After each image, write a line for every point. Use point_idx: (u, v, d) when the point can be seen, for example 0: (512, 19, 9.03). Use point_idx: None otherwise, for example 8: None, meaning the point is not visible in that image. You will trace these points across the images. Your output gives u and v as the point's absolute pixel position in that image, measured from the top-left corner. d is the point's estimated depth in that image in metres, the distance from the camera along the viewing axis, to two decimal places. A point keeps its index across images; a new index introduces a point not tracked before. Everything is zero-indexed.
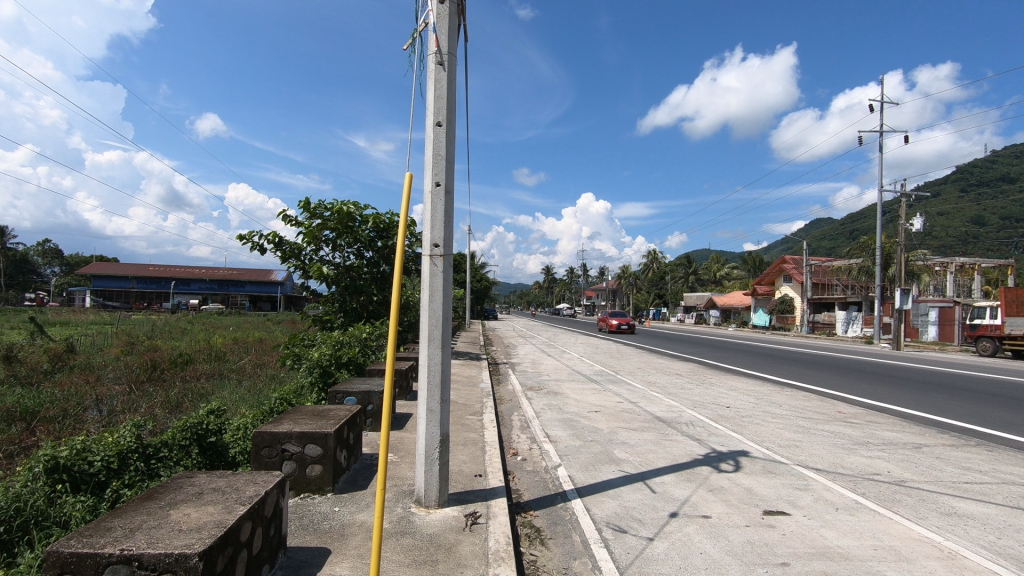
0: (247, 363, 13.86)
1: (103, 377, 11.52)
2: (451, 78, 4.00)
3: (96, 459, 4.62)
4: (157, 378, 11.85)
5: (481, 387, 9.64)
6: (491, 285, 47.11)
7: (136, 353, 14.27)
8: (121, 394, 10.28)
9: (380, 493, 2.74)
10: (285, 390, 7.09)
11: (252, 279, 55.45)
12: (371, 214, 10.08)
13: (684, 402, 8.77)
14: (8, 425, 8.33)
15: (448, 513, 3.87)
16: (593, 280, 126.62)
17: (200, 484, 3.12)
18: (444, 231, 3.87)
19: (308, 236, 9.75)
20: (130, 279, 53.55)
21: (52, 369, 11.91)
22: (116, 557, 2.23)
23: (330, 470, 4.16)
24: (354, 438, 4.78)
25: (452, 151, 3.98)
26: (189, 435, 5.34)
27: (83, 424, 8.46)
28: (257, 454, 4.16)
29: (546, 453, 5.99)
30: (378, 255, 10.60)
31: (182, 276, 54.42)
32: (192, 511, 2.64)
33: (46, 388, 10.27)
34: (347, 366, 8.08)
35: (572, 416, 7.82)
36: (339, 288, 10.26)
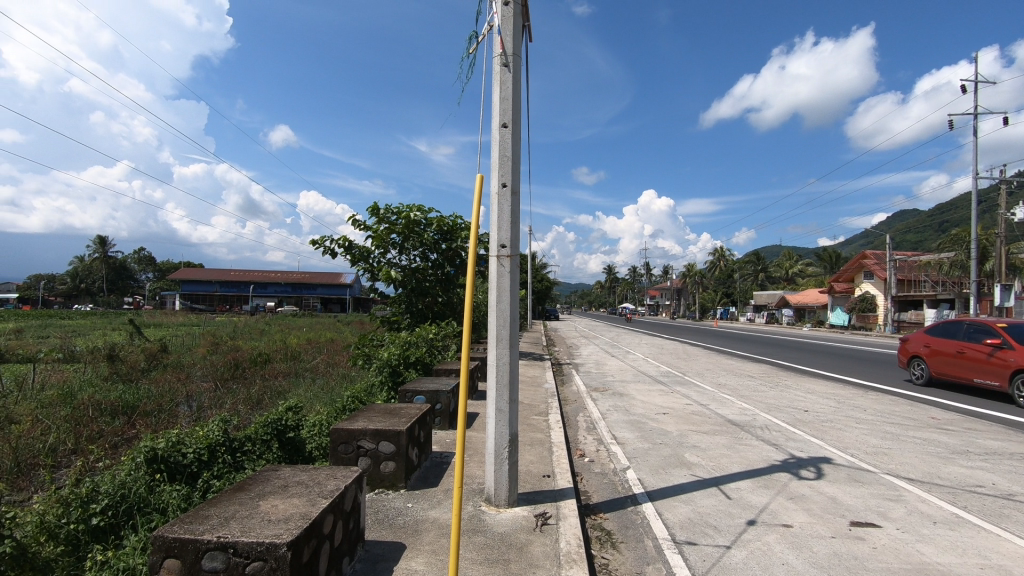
0: (320, 363, 14.50)
1: (192, 375, 12.38)
2: (516, 79, 4.01)
3: (188, 451, 5.02)
4: (239, 376, 12.62)
5: (545, 387, 9.62)
6: (553, 285, 47.07)
7: (220, 353, 15.24)
8: (208, 391, 11.03)
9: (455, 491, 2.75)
10: (356, 389, 7.35)
11: (323, 282, 58.16)
12: (435, 218, 10.28)
13: (757, 406, 8.41)
14: (112, 418, 9.13)
15: (518, 513, 3.89)
16: (657, 278, 123.09)
17: (284, 477, 3.27)
18: (511, 231, 3.88)
19: (376, 241, 10.06)
20: (214, 283, 57.32)
21: (148, 367, 12.92)
22: (213, 543, 2.37)
23: (403, 468, 4.26)
24: (425, 436, 4.89)
25: (518, 151, 3.99)
26: (270, 431, 5.66)
27: (175, 419, 9.14)
28: (334, 451, 4.33)
29: (614, 455, 5.89)
30: (442, 257, 10.78)
31: (260, 280, 57.66)
32: (279, 502, 2.77)
33: (143, 385, 11.15)
34: (415, 365, 8.27)
35: (639, 417, 7.67)
36: (405, 290, 10.56)
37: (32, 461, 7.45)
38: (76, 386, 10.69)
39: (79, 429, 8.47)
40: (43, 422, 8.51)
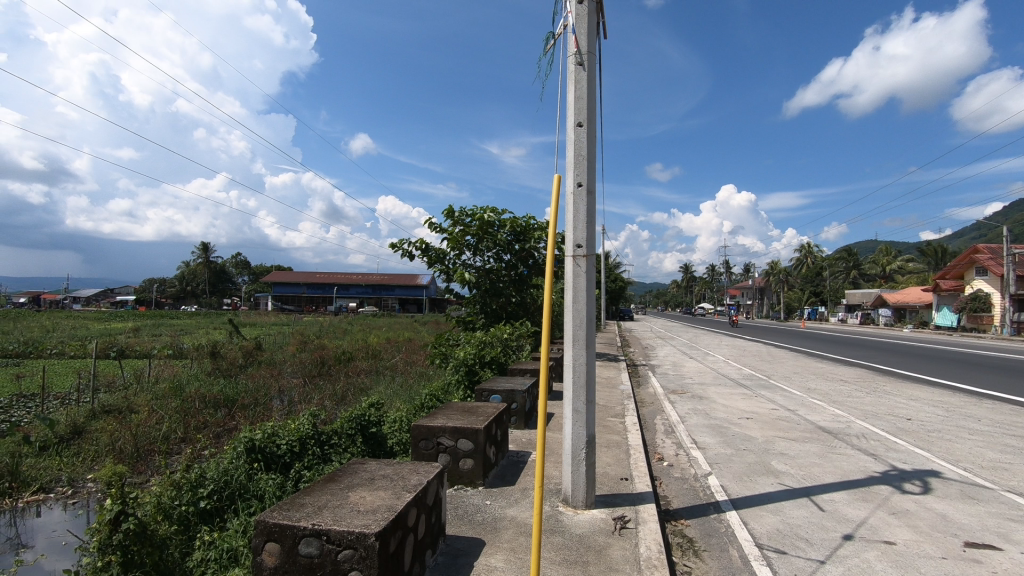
0: (399, 361, 15.05)
1: (284, 371, 13.23)
2: (590, 78, 3.97)
3: (282, 443, 5.38)
4: (325, 373, 13.34)
5: (621, 388, 9.47)
6: (627, 285, 46.22)
7: (308, 351, 16.18)
8: (298, 387, 11.74)
9: (535, 491, 2.76)
10: (434, 388, 7.56)
11: (401, 283, 60.36)
12: (508, 219, 10.37)
13: (852, 412, 7.85)
14: (215, 410, 9.93)
15: (596, 515, 3.85)
16: (738, 277, 117.78)
17: (370, 470, 3.41)
18: (587, 231, 3.85)
19: (452, 242, 10.29)
20: (301, 285, 60.80)
21: (245, 364, 13.93)
22: (308, 530, 2.51)
23: (481, 465, 4.34)
24: (502, 434, 4.95)
25: (593, 150, 3.96)
26: (354, 425, 5.93)
27: (270, 412, 9.80)
28: (416, 446, 4.48)
29: (694, 460, 5.70)
30: (516, 258, 10.85)
31: (343, 282, 60.68)
32: (366, 494, 2.90)
33: (241, 380, 12.05)
34: (490, 365, 8.39)
35: (721, 422, 7.37)
36: (480, 291, 10.73)
37: (150, 447, 8.26)
38: (184, 380, 11.72)
39: (188, 419, 9.28)
40: (158, 412, 9.40)
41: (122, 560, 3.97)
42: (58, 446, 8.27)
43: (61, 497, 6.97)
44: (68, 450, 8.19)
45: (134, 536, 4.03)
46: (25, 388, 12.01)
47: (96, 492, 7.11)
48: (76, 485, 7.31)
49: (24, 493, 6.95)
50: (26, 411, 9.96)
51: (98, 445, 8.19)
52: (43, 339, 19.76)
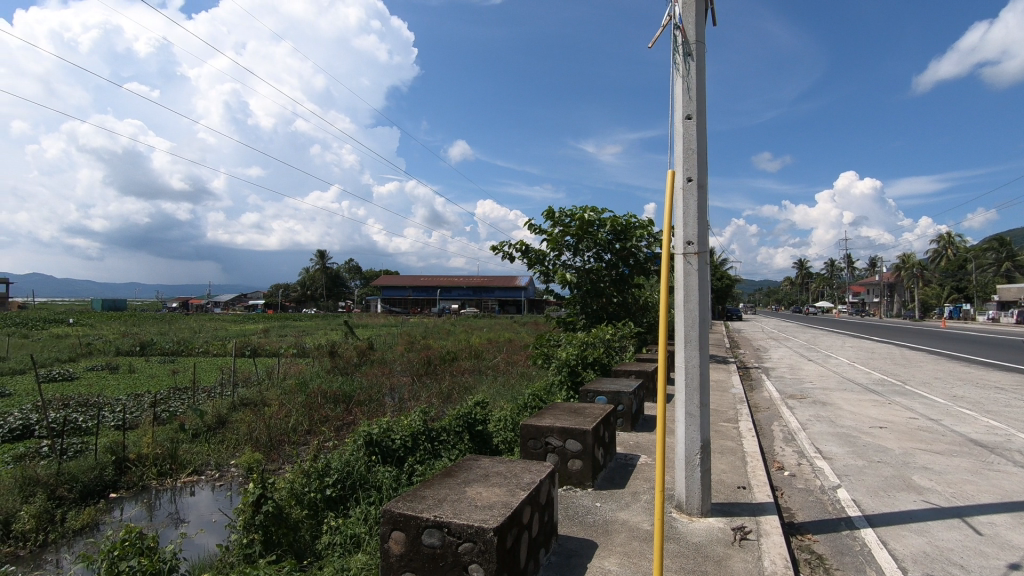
0: (501, 361, 15.37)
1: (394, 370, 13.96)
2: (699, 68, 3.81)
3: (396, 437, 5.73)
4: (432, 372, 13.95)
5: (732, 391, 8.99)
6: (734, 282, 43.76)
7: (415, 351, 16.94)
8: (407, 385, 12.37)
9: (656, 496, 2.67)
10: (538, 388, 7.62)
11: (501, 286, 61.62)
12: (609, 217, 10.19)
13: (1011, 424, 6.87)
14: (335, 405, 10.73)
15: (713, 524, 3.68)
16: (861, 273, 107.53)
17: (484, 466, 3.49)
18: (698, 227, 3.69)
19: (552, 244, 10.31)
20: (407, 288, 63.76)
21: (360, 362, 14.91)
22: (430, 522, 2.62)
23: (590, 467, 4.31)
24: (609, 436, 4.89)
25: (704, 142, 3.79)
26: (462, 423, 6.15)
27: (383, 408, 10.42)
28: (525, 445, 4.55)
29: (819, 470, 5.28)
30: (617, 257, 10.62)
31: (445, 285, 63.01)
32: (483, 489, 2.98)
33: (356, 378, 12.89)
34: (593, 366, 8.30)
35: (848, 430, 6.77)
36: (581, 291, 10.66)
37: (281, 437, 9.09)
38: (308, 377, 12.74)
39: (312, 413, 10.10)
40: (287, 406, 10.31)
41: (263, 539, 4.48)
42: (207, 433, 9.35)
43: (211, 479, 7.88)
44: (215, 437, 9.23)
45: (272, 518, 4.53)
46: (180, 382, 13.68)
47: (238, 476, 7.95)
48: (222, 468, 8.24)
49: (181, 474, 7.93)
50: (181, 402, 11.35)
51: (239, 434, 9.14)
52: (191, 339, 22.45)
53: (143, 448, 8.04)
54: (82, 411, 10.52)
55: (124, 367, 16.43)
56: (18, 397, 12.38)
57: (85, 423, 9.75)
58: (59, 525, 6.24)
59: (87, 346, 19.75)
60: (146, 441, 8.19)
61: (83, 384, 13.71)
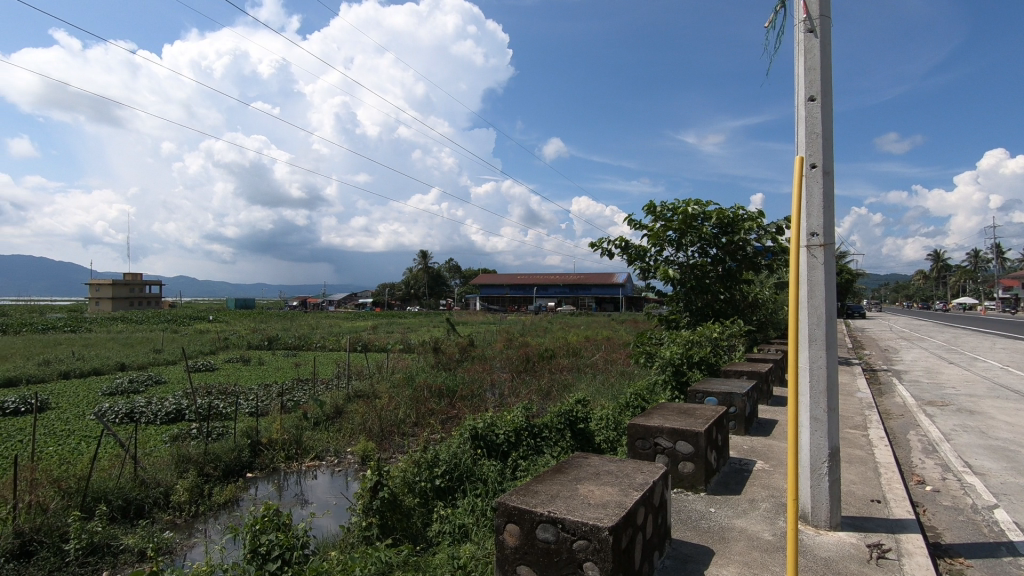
0: (600, 359, 15.20)
1: (494, 366, 14.25)
2: (824, 44, 3.50)
3: (500, 432, 5.91)
4: (530, 369, 14.09)
5: (858, 396, 8.23)
6: (856, 277, 40.18)
7: (514, 348, 17.18)
8: (507, 381, 12.61)
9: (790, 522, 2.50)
10: (640, 388, 7.44)
11: (598, 283, 61.01)
12: (714, 210, 9.70)
13: None
14: (440, 399, 11.18)
15: (844, 539, 3.39)
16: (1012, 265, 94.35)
17: (595, 464, 3.46)
18: (824, 218, 3.41)
19: (653, 239, 10.00)
20: (504, 286, 64.79)
21: (462, 358, 15.39)
22: (544, 517, 2.64)
23: (702, 470, 4.13)
24: (722, 439, 4.67)
25: (830, 126, 3.49)
26: (563, 421, 6.17)
27: (484, 404, 10.70)
28: (632, 445, 4.46)
29: (970, 487, 4.69)
30: (723, 252, 10.06)
31: (541, 283, 63.37)
32: (594, 488, 2.95)
33: (459, 373, 13.34)
34: (699, 365, 7.96)
35: (1005, 443, 5.95)
36: (684, 288, 10.25)
37: (391, 428, 9.64)
38: (414, 372, 13.36)
39: (419, 405, 10.58)
40: (396, 399, 10.88)
41: (380, 523, 4.79)
42: (327, 422, 10.10)
43: (331, 464, 8.51)
44: (334, 426, 9.96)
45: (388, 504, 4.83)
46: (302, 374, 14.93)
47: (354, 462, 8.52)
48: (340, 455, 8.87)
49: (305, 458, 8.65)
50: (304, 392, 12.36)
51: (354, 424, 9.78)
52: (310, 335, 24.39)
53: (273, 433, 8.86)
54: (222, 398, 11.78)
55: (254, 360, 18.17)
56: (172, 384, 14.13)
57: (225, 409, 10.92)
58: (207, 499, 7.05)
59: (224, 340, 22.12)
60: (276, 427, 9.00)
61: (223, 374, 15.36)
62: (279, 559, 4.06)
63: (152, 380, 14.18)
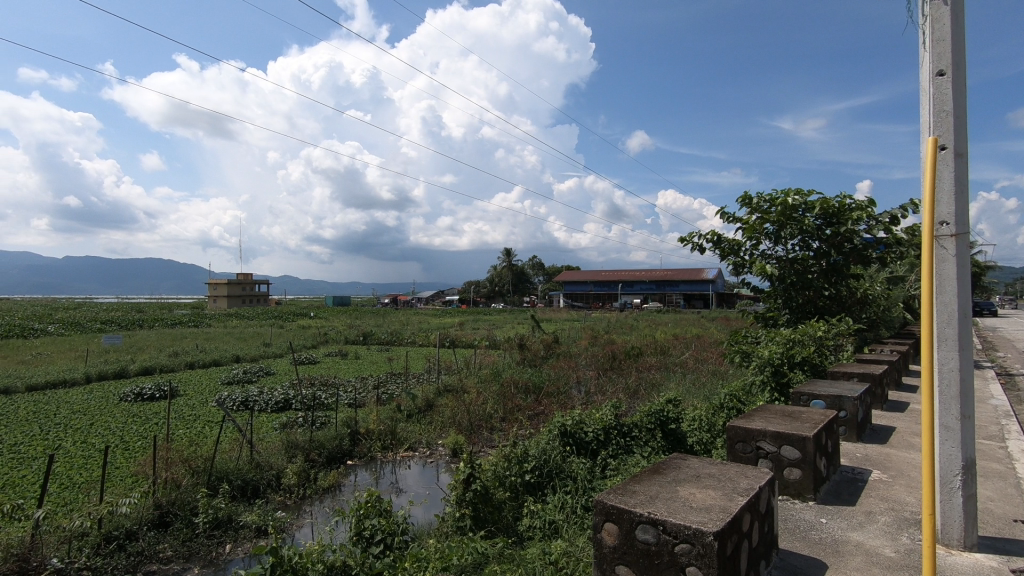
0: (690, 358, 14.68)
1: (579, 364, 14.18)
2: (956, 12, 3.14)
3: (589, 430, 5.92)
4: (617, 367, 13.88)
5: (992, 403, 7.37)
6: (985, 271, 36.02)
7: (599, 345, 16.99)
8: (593, 379, 12.50)
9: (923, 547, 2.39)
10: (736, 389, 7.10)
11: (686, 279, 58.99)
12: (818, 199, 9.00)
13: None
14: (527, 395, 11.29)
15: (981, 561, 3.05)
16: None
17: (695, 466, 3.34)
18: (957, 205, 3.07)
19: (748, 232, 9.48)
20: (588, 283, 64.20)
21: (547, 355, 15.44)
22: (645, 517, 2.59)
23: (811, 477, 3.88)
24: (833, 445, 4.36)
25: (964, 102, 3.12)
26: (653, 420, 6.05)
27: (571, 402, 10.68)
28: (732, 448, 4.27)
29: None
30: (827, 244, 9.26)
31: (626, 279, 62.17)
32: (696, 491, 2.86)
33: (544, 370, 13.39)
34: (801, 366, 7.45)
35: None
36: (783, 284, 9.61)
37: (480, 423, 9.88)
38: (501, 367, 13.57)
39: (506, 401, 10.75)
40: (484, 393, 11.11)
41: (473, 515, 4.93)
42: (419, 415, 10.51)
43: (423, 455, 8.85)
44: (426, 418, 10.34)
45: (480, 496, 4.97)
46: (395, 368, 15.64)
47: (446, 455, 8.80)
48: (432, 447, 9.20)
49: (400, 449, 9.05)
50: (397, 386, 12.94)
51: (444, 417, 10.11)
52: (401, 331, 25.50)
53: (371, 424, 9.34)
54: (324, 389, 12.59)
55: (351, 354, 19.27)
56: (280, 375, 15.30)
57: (327, 400, 11.67)
58: (314, 483, 7.56)
59: (324, 335, 23.60)
60: (373, 418, 9.47)
61: (324, 367, 16.42)
62: (381, 543, 4.28)
63: (263, 371, 15.43)
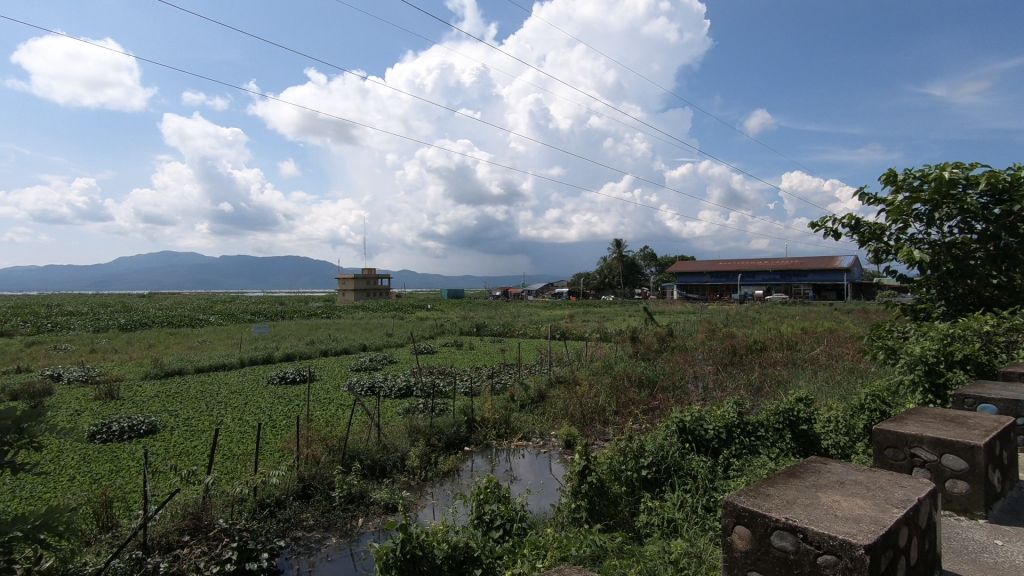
0: (823, 354, 13.47)
1: (696, 358, 13.58)
2: None
3: (710, 427, 5.66)
4: (738, 362, 13.11)
5: None
6: None
7: (718, 339, 16.13)
8: (711, 373, 11.89)
9: None
10: (879, 388, 6.41)
11: (815, 268, 54.07)
12: (983, 172, 7.79)
13: None
14: (640, 388, 11.02)
15: None
16: None
17: (838, 471, 3.04)
18: None
19: (894, 214, 8.44)
20: (704, 273, 61.20)
21: (661, 348, 14.94)
22: (782, 523, 2.40)
23: (981, 493, 3.42)
24: (1009, 457, 3.78)
25: None
26: (782, 420, 5.71)
27: (688, 397, 10.27)
28: (880, 454, 3.82)
29: None
30: (996, 225, 7.99)
31: (747, 269, 58.38)
32: (841, 499, 2.60)
33: (659, 364, 12.98)
34: (963, 364, 6.53)
35: None
36: (938, 272, 8.45)
37: (593, 415, 9.82)
38: (613, 360, 13.35)
39: (619, 394, 10.55)
40: (596, 386, 10.99)
41: (588, 507, 4.92)
42: (532, 405, 10.65)
43: (537, 445, 8.98)
44: (538, 409, 10.46)
45: (596, 490, 4.95)
46: (508, 359, 15.98)
47: (559, 446, 8.86)
48: (545, 437, 9.29)
49: (514, 438, 9.25)
50: (510, 376, 13.23)
51: (557, 408, 10.16)
52: (513, 323, 25.99)
53: (486, 412, 9.63)
54: (442, 378, 13.20)
55: (466, 344, 19.99)
56: (402, 363, 16.30)
57: (445, 388, 12.22)
58: (434, 466, 7.96)
59: (442, 326, 24.73)
60: (488, 407, 9.75)
61: (441, 357, 17.24)
62: (500, 528, 4.41)
63: (387, 359, 16.50)
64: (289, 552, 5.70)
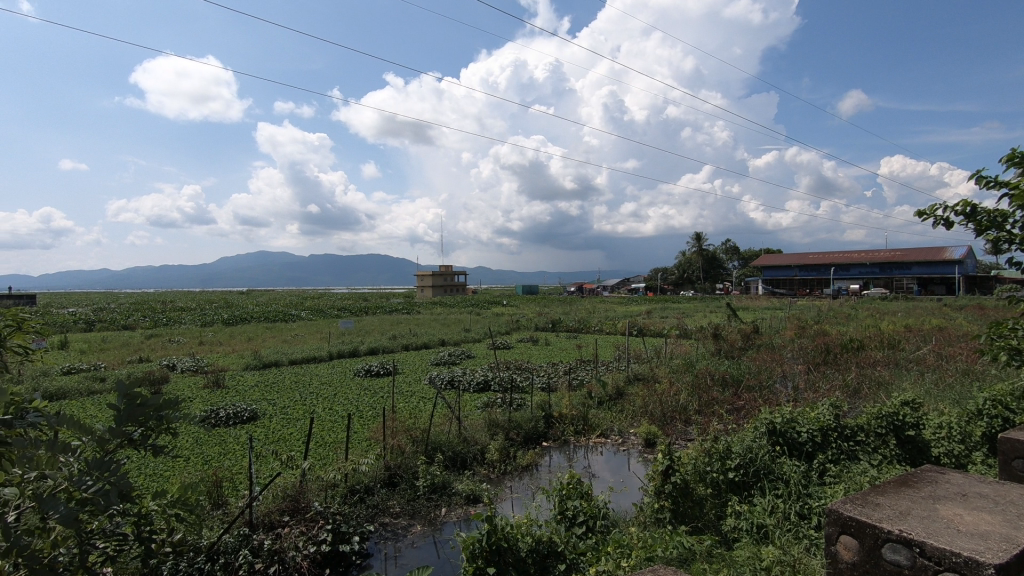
0: (931, 353, 12.35)
1: (785, 355, 12.86)
2: None
3: (803, 430, 5.35)
4: (831, 361, 12.30)
5: None
6: None
7: (809, 337, 15.16)
8: (802, 373, 11.21)
9: None
10: (1000, 393, 5.80)
11: (920, 260, 49.55)
12: None
13: None
14: (724, 387, 10.60)
15: None
16: None
17: (959, 483, 2.78)
18: None
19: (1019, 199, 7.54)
20: (792, 267, 57.79)
21: (746, 345, 14.27)
22: (895, 536, 2.24)
23: None
24: None
25: None
26: (885, 425, 5.31)
27: (776, 397, 9.76)
28: (1007, 466, 3.47)
29: None
30: None
31: (840, 262, 54.51)
32: (963, 512, 2.38)
33: (744, 362, 12.42)
34: None
35: None
36: None
37: (674, 414, 9.57)
38: (694, 358, 12.91)
39: (701, 393, 10.20)
40: (676, 384, 10.68)
41: (672, 508, 4.84)
42: (610, 402, 10.51)
43: (615, 443, 8.88)
44: (617, 406, 10.31)
45: (680, 490, 4.84)
46: (584, 356, 15.85)
47: (638, 444, 8.71)
48: (624, 435, 9.16)
49: (592, 435, 9.20)
50: (587, 372, 13.14)
51: (635, 407, 9.97)
52: (588, 319, 25.75)
53: (563, 408, 9.63)
54: (519, 373, 13.32)
55: (542, 340, 20.04)
56: (479, 358, 16.61)
57: (522, 383, 12.33)
58: (513, 460, 8.06)
59: (517, 322, 24.93)
60: (566, 403, 9.74)
61: (518, 352, 17.38)
62: (583, 524, 4.41)
63: (465, 354, 16.87)
64: (378, 536, 5.98)
